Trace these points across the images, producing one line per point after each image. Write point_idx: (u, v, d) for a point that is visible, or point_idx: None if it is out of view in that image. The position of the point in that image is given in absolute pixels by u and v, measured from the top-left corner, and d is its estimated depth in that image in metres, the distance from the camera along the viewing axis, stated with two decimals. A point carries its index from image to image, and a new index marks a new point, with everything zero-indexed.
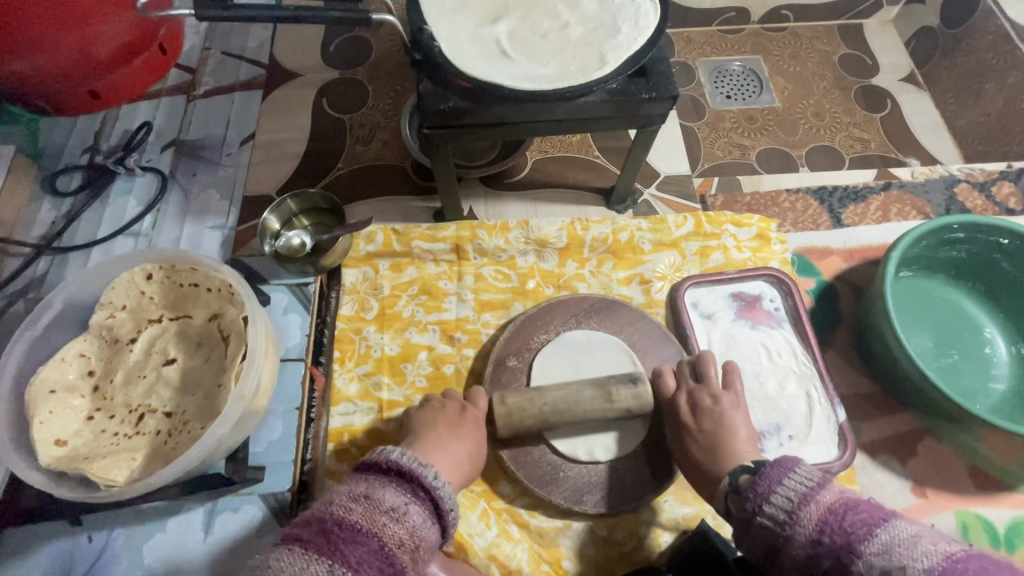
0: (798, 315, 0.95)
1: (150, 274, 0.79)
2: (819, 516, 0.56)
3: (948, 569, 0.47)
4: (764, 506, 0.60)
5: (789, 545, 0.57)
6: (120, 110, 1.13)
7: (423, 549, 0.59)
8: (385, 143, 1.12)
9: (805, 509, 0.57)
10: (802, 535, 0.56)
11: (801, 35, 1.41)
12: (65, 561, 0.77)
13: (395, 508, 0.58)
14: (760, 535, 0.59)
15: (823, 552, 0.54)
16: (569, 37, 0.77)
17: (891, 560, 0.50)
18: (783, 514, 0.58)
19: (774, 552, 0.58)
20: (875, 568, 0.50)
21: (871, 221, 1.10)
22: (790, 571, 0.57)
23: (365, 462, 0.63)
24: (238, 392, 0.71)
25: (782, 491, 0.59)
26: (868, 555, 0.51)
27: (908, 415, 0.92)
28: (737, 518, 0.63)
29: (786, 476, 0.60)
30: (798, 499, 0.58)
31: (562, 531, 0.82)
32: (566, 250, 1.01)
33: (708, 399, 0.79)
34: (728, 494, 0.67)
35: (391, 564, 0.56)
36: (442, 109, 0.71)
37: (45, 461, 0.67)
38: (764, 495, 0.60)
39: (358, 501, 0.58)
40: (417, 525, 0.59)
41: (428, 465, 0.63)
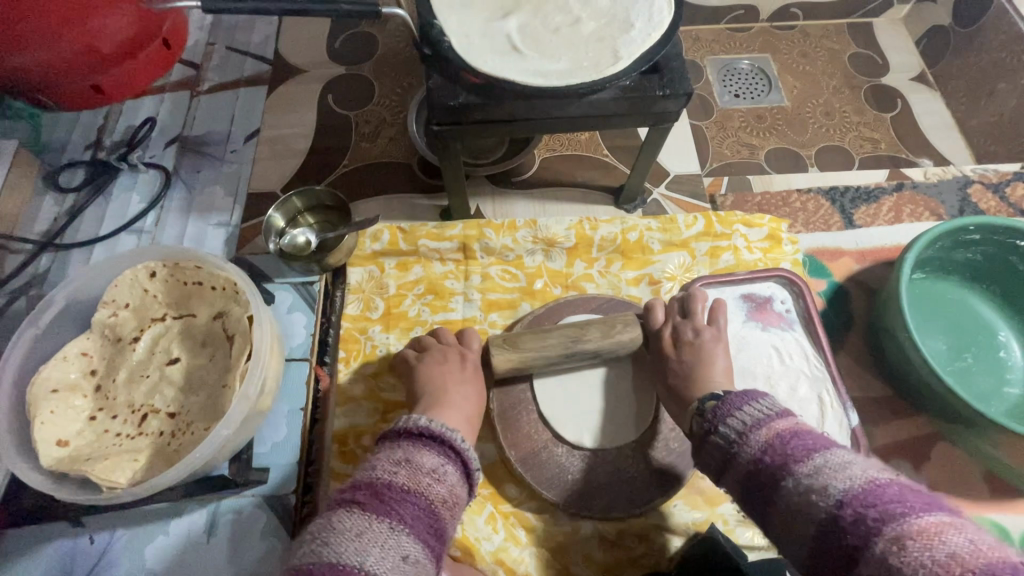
0: (810, 316, 0.94)
1: (153, 272, 0.77)
2: (767, 439, 0.59)
3: (867, 489, 0.49)
4: (721, 425, 0.63)
5: (732, 460, 0.60)
6: (123, 106, 1.12)
7: (457, 506, 0.61)
8: (391, 140, 1.11)
9: (755, 432, 0.60)
10: (746, 453, 0.59)
11: (811, 33, 1.39)
12: (66, 563, 0.76)
13: (434, 470, 0.60)
14: (712, 453, 0.63)
15: (760, 469, 0.57)
16: (581, 32, 0.75)
17: (816, 479, 0.52)
18: (735, 434, 0.61)
19: (721, 467, 0.62)
20: (801, 484, 0.53)
21: (882, 221, 1.08)
22: (731, 483, 0.61)
23: (395, 428, 0.65)
24: (243, 391, 0.70)
25: (738, 417, 0.62)
26: (798, 474, 0.54)
27: (921, 420, 0.91)
28: (696, 436, 0.67)
29: (748, 404, 0.63)
30: (751, 423, 0.61)
31: (570, 536, 0.81)
32: (575, 250, 0.99)
33: (691, 333, 0.81)
34: (694, 415, 0.69)
35: (437, 521, 0.57)
36: (452, 105, 0.70)
37: (47, 463, 0.66)
38: (724, 417, 0.64)
39: (400, 465, 0.59)
40: (452, 483, 0.61)
41: (455, 429, 0.65)
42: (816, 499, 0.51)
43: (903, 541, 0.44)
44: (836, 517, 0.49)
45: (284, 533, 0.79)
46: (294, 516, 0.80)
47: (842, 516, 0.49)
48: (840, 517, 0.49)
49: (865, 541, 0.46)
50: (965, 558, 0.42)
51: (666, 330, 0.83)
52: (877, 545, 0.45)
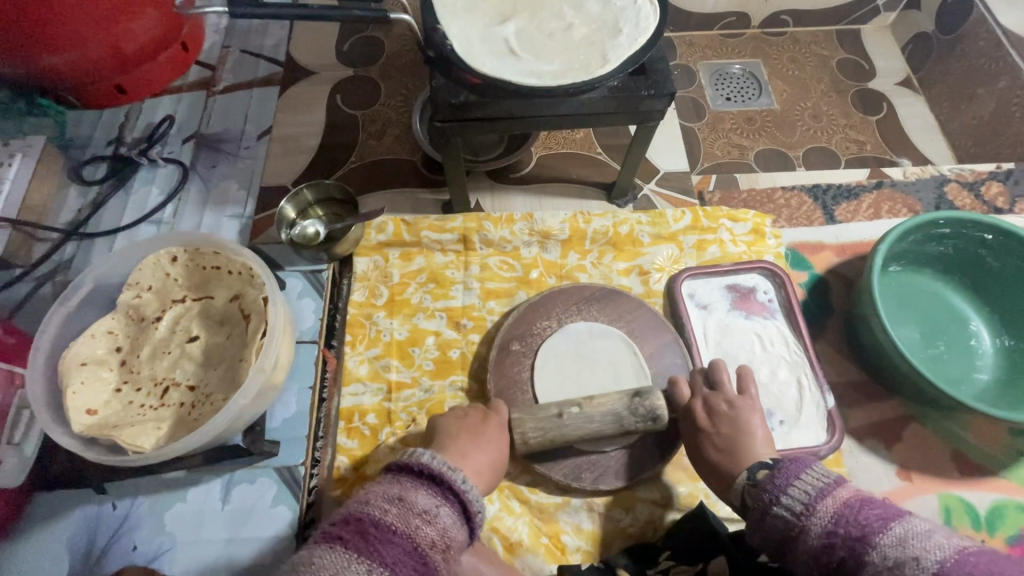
0: (791, 305, 0.99)
1: (174, 257, 0.83)
2: (836, 508, 0.61)
3: (957, 560, 0.52)
4: (782, 498, 0.65)
5: (802, 535, 0.62)
6: (143, 105, 1.18)
7: (453, 549, 0.63)
8: (396, 138, 1.17)
9: (822, 502, 0.62)
10: (817, 526, 0.61)
11: (800, 40, 1.45)
12: (90, 527, 0.81)
13: (427, 511, 0.63)
14: (775, 528, 0.64)
15: (836, 545, 0.59)
16: (573, 37, 0.81)
17: (904, 551, 0.55)
18: (800, 505, 0.63)
19: (788, 542, 0.63)
20: (888, 557, 0.55)
21: (863, 217, 1.14)
22: (803, 560, 0.62)
23: (398, 464, 0.68)
24: (259, 365, 0.75)
25: (797, 489, 0.64)
26: (883, 547, 0.56)
27: (895, 403, 0.96)
28: (750, 514, 0.69)
29: (805, 472, 0.66)
30: (815, 493, 0.63)
31: (561, 507, 0.86)
32: (569, 242, 1.05)
33: (722, 404, 0.81)
34: (745, 486, 0.70)
35: (425, 562, 0.60)
36: (454, 103, 0.76)
37: (78, 428, 0.71)
38: (782, 487, 0.66)
39: (392, 503, 0.63)
40: (447, 526, 0.63)
41: (457, 470, 0.67)
42: (910, 574, 0.53)
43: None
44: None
45: (294, 501, 0.84)
46: (303, 485, 0.85)
47: None
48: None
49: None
50: None
51: (696, 403, 0.83)
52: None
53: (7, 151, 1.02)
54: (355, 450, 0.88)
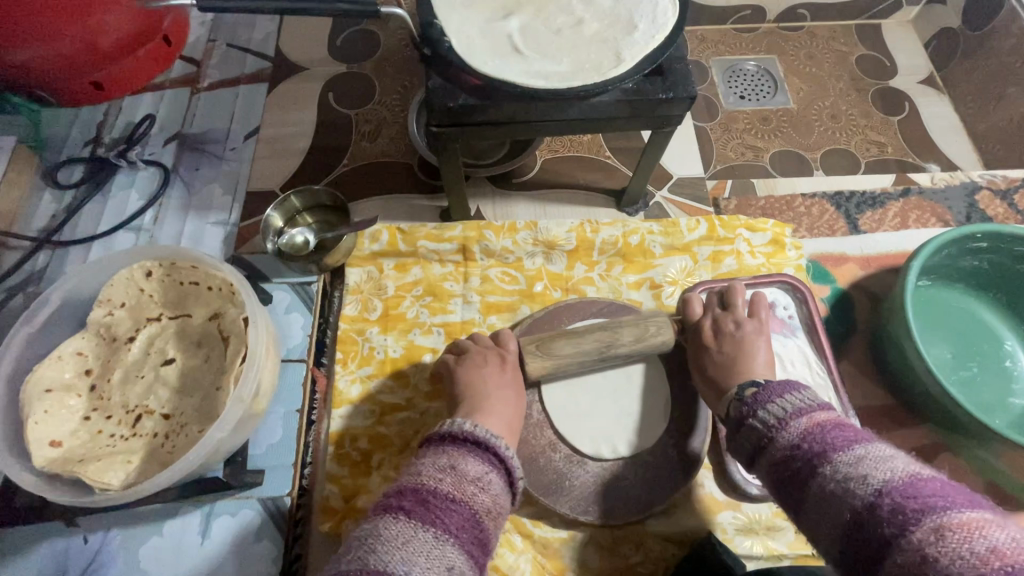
0: (813, 323, 0.93)
1: (149, 271, 0.77)
2: (807, 427, 0.58)
3: (908, 482, 0.49)
4: (761, 412, 0.63)
5: (769, 445, 0.60)
6: (124, 103, 1.11)
7: (500, 515, 0.60)
8: (392, 139, 1.10)
9: (796, 421, 0.59)
10: (786, 438, 0.59)
11: (818, 35, 1.38)
12: (59, 564, 0.75)
13: (479, 478, 0.59)
14: (748, 438, 0.63)
15: (797, 456, 0.57)
16: (583, 33, 0.74)
17: (856, 469, 0.53)
18: (774, 419, 0.61)
19: (756, 450, 0.62)
20: (841, 472, 0.53)
21: (888, 227, 1.07)
22: (765, 467, 0.60)
23: (441, 430, 0.63)
24: (238, 393, 0.69)
25: (778, 407, 0.62)
26: (838, 462, 0.54)
27: (924, 429, 0.90)
28: (732, 424, 0.67)
29: (789, 392, 0.63)
30: (793, 411, 0.60)
31: (567, 542, 0.80)
32: (575, 253, 0.98)
33: (734, 323, 0.80)
34: (731, 400, 0.68)
35: (481, 530, 0.56)
36: (452, 107, 0.69)
37: (39, 463, 0.65)
38: (763, 403, 0.63)
39: (445, 471, 0.58)
40: (497, 493, 0.59)
41: (500, 436, 0.63)
42: (855, 488, 0.51)
43: (941, 533, 0.44)
44: (874, 505, 0.49)
45: (278, 536, 0.78)
46: (288, 518, 0.79)
47: (880, 504, 0.49)
48: (877, 507, 0.49)
49: (901, 529, 0.47)
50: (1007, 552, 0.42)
51: (709, 320, 0.82)
52: (913, 533, 0.46)
53: None
54: (346, 479, 0.82)
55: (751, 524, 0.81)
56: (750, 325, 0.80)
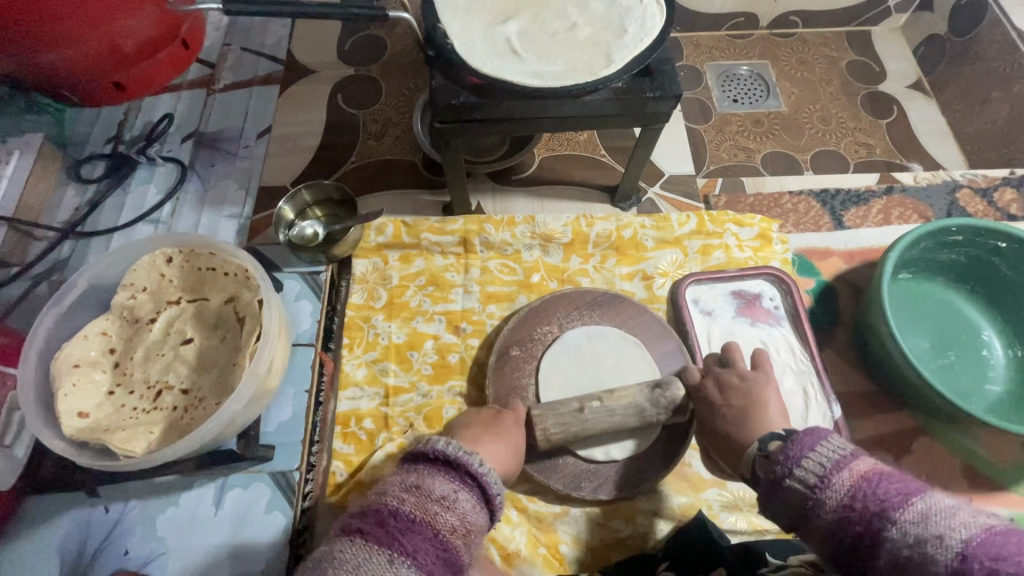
0: (797, 313, 0.97)
1: (170, 257, 0.82)
2: (853, 482, 0.52)
3: (987, 539, 0.45)
4: (795, 470, 0.56)
5: (816, 510, 0.53)
6: (143, 103, 1.17)
7: (474, 533, 0.58)
8: (397, 138, 1.15)
9: (838, 476, 0.53)
10: (832, 501, 0.52)
11: (809, 41, 1.43)
12: (82, 531, 0.80)
13: (445, 497, 0.57)
14: (784, 504, 0.56)
15: (854, 521, 0.51)
16: (577, 36, 0.79)
17: (926, 529, 0.47)
18: (815, 478, 0.54)
19: (802, 519, 0.55)
20: (911, 534, 0.48)
21: (872, 223, 1.11)
22: (816, 536, 0.54)
23: (412, 450, 0.62)
24: (253, 368, 0.74)
25: (808, 462, 0.55)
26: (903, 522, 0.48)
27: (903, 414, 0.94)
28: (761, 487, 0.60)
29: (819, 443, 0.56)
30: (831, 465, 0.54)
31: (560, 516, 0.85)
32: (571, 245, 1.03)
33: (736, 380, 0.75)
34: (754, 457, 0.62)
35: (446, 549, 0.55)
36: (453, 104, 0.74)
37: (69, 432, 0.71)
38: (795, 459, 0.56)
39: (409, 491, 0.57)
40: (467, 511, 0.57)
41: (474, 453, 0.60)
42: (934, 552, 0.46)
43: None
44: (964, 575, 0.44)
45: (288, 507, 0.83)
46: (297, 491, 0.84)
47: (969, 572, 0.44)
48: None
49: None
50: None
51: (707, 383, 0.77)
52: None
53: (4, 149, 1.00)
54: (351, 456, 0.86)
55: (736, 501, 0.85)
56: (755, 376, 0.75)
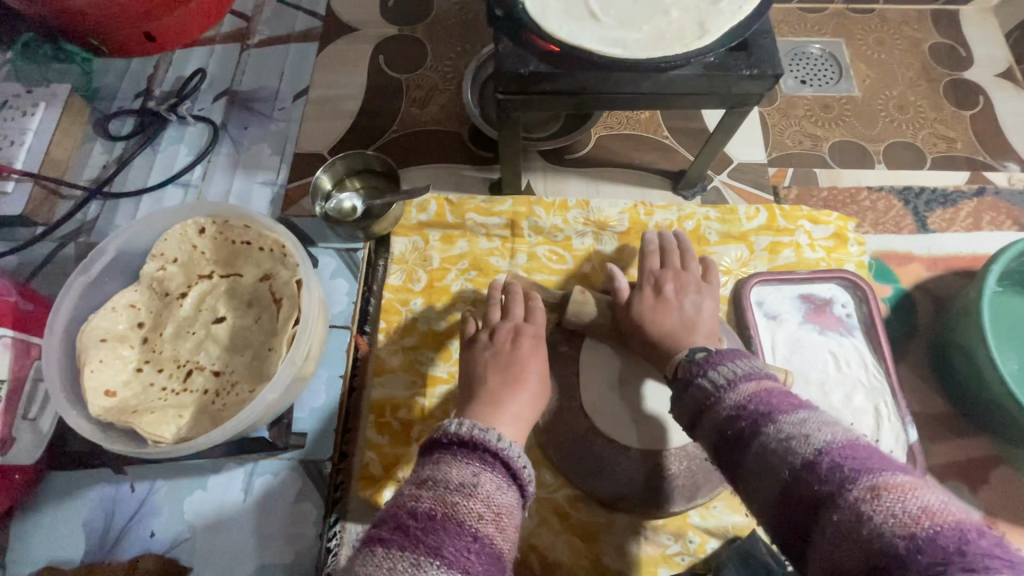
0: (871, 323, 0.89)
1: (202, 228, 0.77)
2: (754, 390, 0.54)
3: (847, 443, 0.46)
4: (708, 373, 0.59)
5: (713, 407, 0.56)
6: (174, 55, 1.10)
7: (505, 517, 0.53)
8: (442, 107, 1.07)
9: (743, 382, 0.55)
10: (729, 401, 0.55)
11: (889, 19, 1.29)
12: (107, 508, 0.77)
13: (465, 484, 0.52)
14: (692, 398, 0.59)
15: (738, 419, 0.53)
16: (664, 1, 0.70)
17: (799, 429, 0.49)
18: (723, 381, 0.57)
19: (699, 411, 0.58)
20: (783, 432, 0.49)
21: (958, 228, 1.02)
22: (706, 430, 0.56)
23: (426, 442, 0.57)
24: (290, 357, 0.68)
25: (723, 369, 0.58)
26: (781, 423, 0.50)
27: (985, 441, 0.86)
28: (677, 389, 0.63)
29: (739, 358, 0.59)
30: (741, 374, 0.57)
31: (605, 526, 0.79)
32: (627, 235, 0.95)
33: (673, 289, 0.80)
34: (679, 362, 0.65)
35: (477, 541, 0.49)
36: (523, 73, 0.65)
37: (95, 411, 0.66)
38: (712, 365, 0.60)
39: (424, 486, 0.52)
40: (493, 495, 0.52)
41: (489, 429, 0.56)
42: (796, 446, 0.47)
43: (876, 492, 0.42)
44: (814, 464, 0.46)
45: (319, 498, 0.79)
46: (329, 482, 0.80)
47: (820, 464, 0.45)
48: (816, 465, 0.45)
49: (838, 488, 0.43)
50: (936, 512, 0.39)
51: (645, 285, 0.81)
52: (850, 491, 0.43)
53: (30, 100, 0.95)
54: (386, 448, 0.81)
55: None
56: (691, 289, 0.80)
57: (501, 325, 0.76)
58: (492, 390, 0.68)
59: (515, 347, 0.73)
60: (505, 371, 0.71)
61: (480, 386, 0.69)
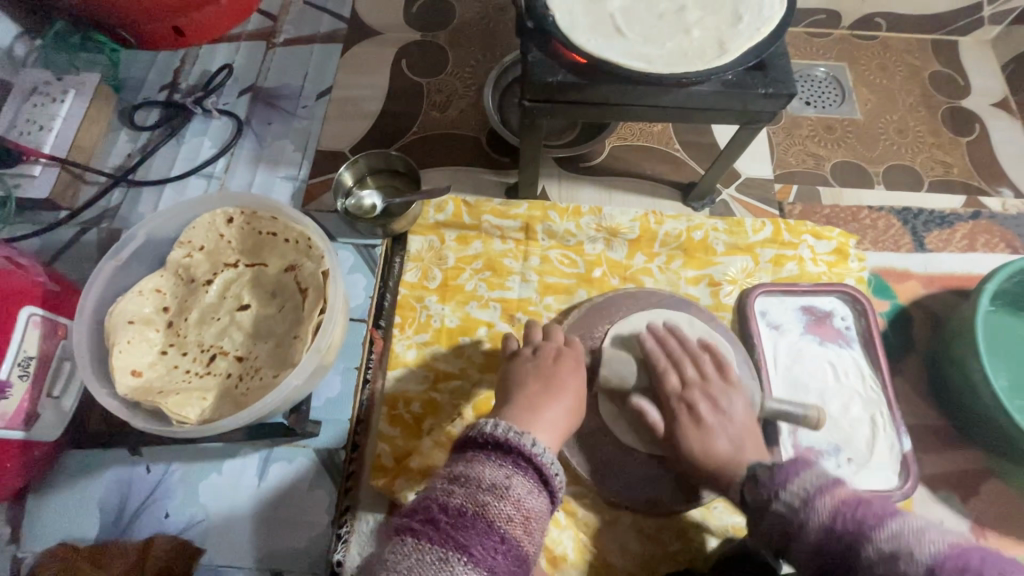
0: (870, 336, 0.92)
1: (230, 218, 0.79)
2: (835, 505, 0.55)
3: (954, 554, 0.47)
4: (780, 494, 0.60)
5: (801, 532, 0.57)
6: (201, 50, 1.13)
7: (534, 519, 0.55)
8: (462, 112, 1.10)
9: (821, 500, 0.56)
10: (816, 522, 0.56)
11: (891, 46, 1.34)
12: (123, 489, 0.78)
13: (497, 485, 0.54)
14: (778, 523, 0.59)
15: (834, 540, 0.54)
16: (686, 20, 0.73)
17: (899, 543, 0.50)
18: (800, 500, 0.58)
19: (786, 539, 0.58)
20: (883, 548, 0.50)
21: (955, 248, 1.06)
22: (803, 562, 0.56)
23: (463, 436, 0.59)
24: (315, 346, 0.71)
25: (798, 484, 0.59)
26: (878, 540, 0.51)
27: (975, 453, 0.89)
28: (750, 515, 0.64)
29: (803, 471, 0.60)
30: (816, 488, 0.58)
31: (609, 522, 0.82)
32: (637, 242, 0.98)
33: (707, 408, 0.76)
34: (746, 483, 0.65)
35: (504, 541, 0.52)
36: (550, 82, 0.69)
37: (122, 391, 0.68)
38: (781, 483, 0.60)
39: (457, 484, 0.54)
40: (524, 498, 0.54)
41: (525, 433, 0.57)
42: (903, 564, 0.48)
43: None
44: None
45: (331, 486, 0.81)
46: (341, 470, 0.81)
47: None
48: None
49: None
50: None
51: (678, 408, 0.76)
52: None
53: (60, 87, 0.98)
54: (398, 440, 0.83)
55: None
56: (721, 398, 0.77)
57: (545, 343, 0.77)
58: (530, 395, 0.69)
59: (558, 363, 0.74)
60: (544, 381, 0.71)
61: (514, 388, 0.71)
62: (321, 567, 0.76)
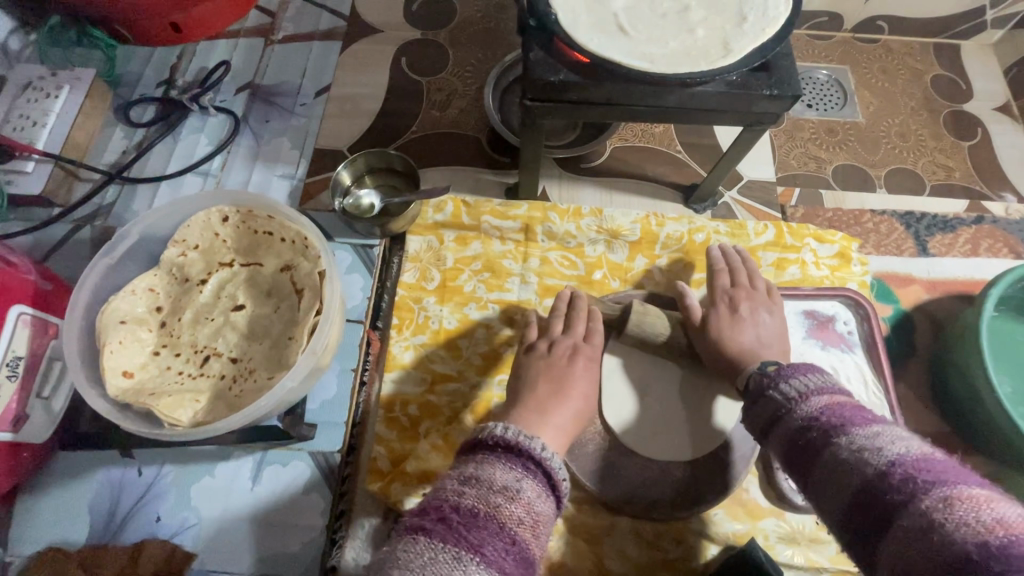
0: (873, 341, 0.91)
1: (226, 216, 0.78)
2: (828, 404, 0.57)
3: (922, 458, 0.48)
4: (781, 384, 0.62)
5: (786, 417, 0.59)
6: (198, 47, 1.11)
7: (542, 524, 0.54)
8: (462, 111, 1.09)
9: (817, 398, 0.58)
10: (803, 412, 0.58)
11: (893, 49, 1.33)
12: (114, 492, 0.77)
13: (508, 487, 0.53)
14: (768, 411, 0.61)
15: (812, 430, 0.56)
16: (690, 20, 0.73)
17: (873, 442, 0.51)
18: (794, 394, 0.60)
19: (771, 422, 0.61)
20: (856, 445, 0.52)
21: (957, 253, 1.05)
22: (777, 441, 0.59)
23: (472, 440, 0.58)
24: (310, 348, 0.69)
25: (800, 381, 0.61)
26: (854, 435, 0.53)
27: (979, 460, 0.88)
28: (749, 399, 0.65)
29: (805, 373, 0.61)
30: (814, 388, 0.59)
31: (608, 528, 0.81)
32: (638, 244, 0.97)
33: (745, 310, 0.80)
34: (751, 374, 0.67)
35: (515, 544, 0.51)
36: (552, 81, 0.68)
37: (113, 392, 0.67)
38: (785, 377, 0.62)
39: (468, 484, 0.53)
40: (534, 501, 0.53)
41: (535, 437, 0.57)
42: (869, 458, 0.50)
43: (949, 502, 0.43)
44: (885, 474, 0.48)
45: (326, 490, 0.79)
46: (336, 474, 0.80)
47: (892, 473, 0.48)
48: (889, 476, 0.48)
49: (910, 497, 0.45)
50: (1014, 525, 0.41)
51: (720, 302, 0.82)
52: (923, 502, 0.44)
53: (54, 82, 0.96)
54: (395, 443, 0.82)
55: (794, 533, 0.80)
56: (760, 307, 0.81)
57: (560, 340, 0.76)
58: (540, 403, 0.67)
59: (571, 364, 0.73)
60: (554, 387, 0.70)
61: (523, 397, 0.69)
62: (315, 572, 0.75)
